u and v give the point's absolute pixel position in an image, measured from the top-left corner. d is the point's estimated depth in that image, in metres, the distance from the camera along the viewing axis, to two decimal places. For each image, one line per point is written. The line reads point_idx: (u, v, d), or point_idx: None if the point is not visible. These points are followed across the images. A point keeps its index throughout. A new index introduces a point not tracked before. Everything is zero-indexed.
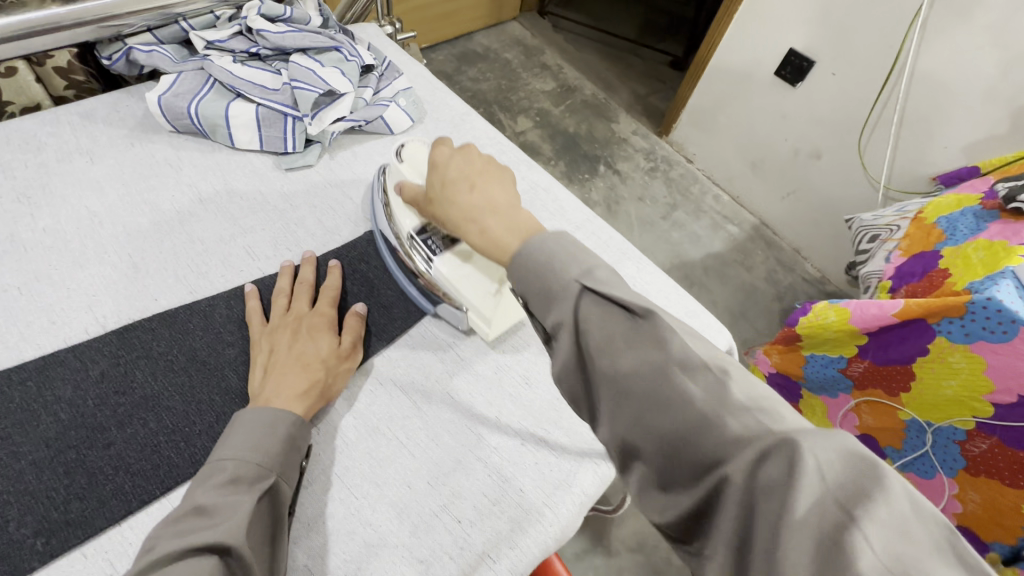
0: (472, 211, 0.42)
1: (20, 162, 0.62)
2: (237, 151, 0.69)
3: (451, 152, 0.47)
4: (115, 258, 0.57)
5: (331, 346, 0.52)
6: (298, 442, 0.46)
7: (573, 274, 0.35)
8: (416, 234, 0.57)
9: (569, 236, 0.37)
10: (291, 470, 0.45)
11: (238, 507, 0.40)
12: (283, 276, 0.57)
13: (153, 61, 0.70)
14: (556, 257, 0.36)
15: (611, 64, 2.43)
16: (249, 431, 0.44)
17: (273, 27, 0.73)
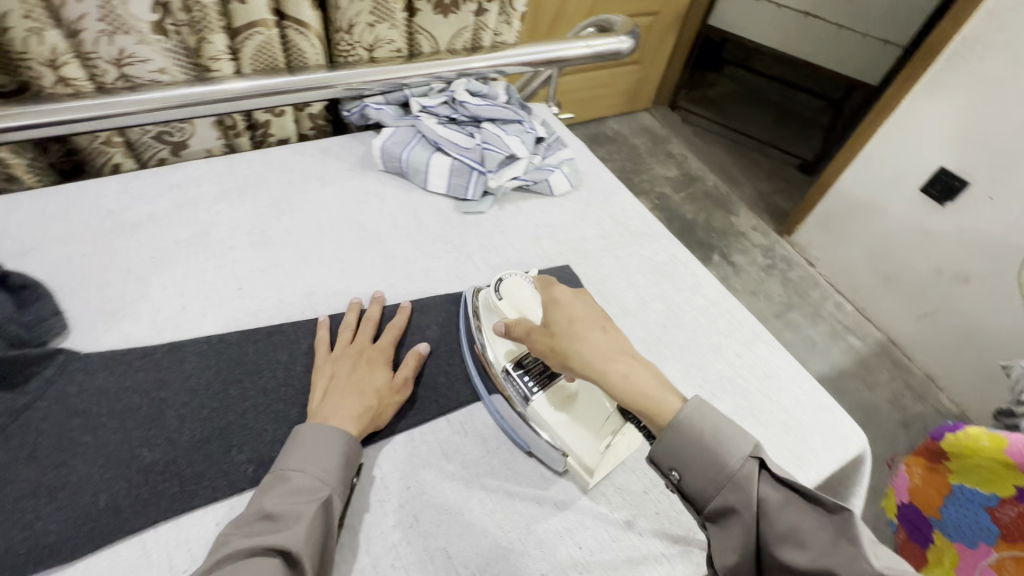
0: (603, 354, 0.50)
1: (275, 179, 0.81)
2: (427, 193, 0.84)
3: (572, 295, 0.56)
4: (329, 260, 0.71)
5: (385, 379, 0.58)
6: (351, 460, 0.51)
7: (742, 456, 0.45)
8: (512, 371, 0.59)
9: (738, 428, 0.46)
10: (344, 485, 0.49)
11: (301, 514, 0.45)
12: (352, 312, 0.64)
13: (379, 116, 0.89)
14: (724, 446, 0.45)
15: (737, 160, 2.49)
16: (311, 446, 0.49)
17: (473, 100, 0.90)
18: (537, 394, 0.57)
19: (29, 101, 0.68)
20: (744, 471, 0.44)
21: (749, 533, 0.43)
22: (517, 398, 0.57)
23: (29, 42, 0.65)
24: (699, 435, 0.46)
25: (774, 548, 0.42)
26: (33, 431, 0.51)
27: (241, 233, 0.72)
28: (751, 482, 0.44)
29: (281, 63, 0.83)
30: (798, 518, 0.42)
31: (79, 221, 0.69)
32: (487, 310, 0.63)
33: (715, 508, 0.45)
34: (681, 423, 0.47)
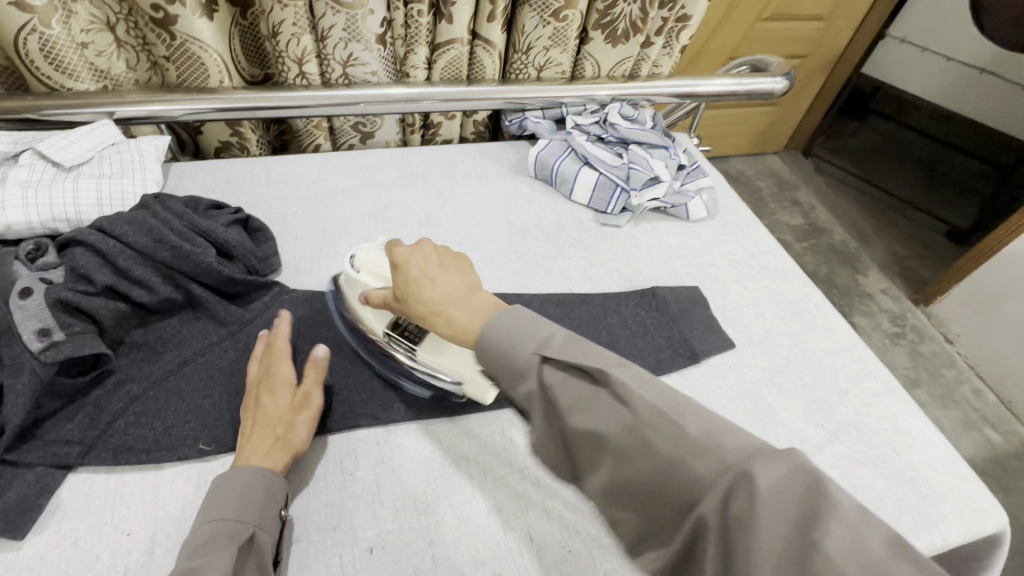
0: (436, 301, 0.50)
1: (442, 172, 0.93)
2: (570, 201, 0.91)
3: (408, 251, 0.54)
4: (481, 247, 0.81)
5: (288, 400, 0.55)
6: (272, 494, 0.49)
7: (533, 348, 0.43)
8: (391, 333, 0.63)
9: (525, 311, 0.45)
10: (267, 521, 0.48)
11: (217, 560, 0.43)
12: (255, 343, 0.60)
13: (537, 129, 0.99)
14: (516, 337, 0.44)
15: (873, 217, 2.32)
16: (224, 492, 0.48)
17: (624, 123, 0.97)
18: (416, 346, 0.62)
19: (277, 88, 0.86)
20: (530, 365, 0.43)
21: (643, 494, 0.39)
22: (404, 351, 0.62)
23: (288, 43, 0.82)
24: (498, 340, 0.44)
25: (673, 503, 0.37)
26: (254, 340, 0.65)
27: (412, 213, 0.85)
28: (533, 369, 0.43)
29: (464, 75, 0.96)
30: (610, 411, 0.40)
31: (293, 186, 0.86)
32: (348, 284, 0.66)
33: (570, 430, 0.42)
34: (486, 330, 0.45)
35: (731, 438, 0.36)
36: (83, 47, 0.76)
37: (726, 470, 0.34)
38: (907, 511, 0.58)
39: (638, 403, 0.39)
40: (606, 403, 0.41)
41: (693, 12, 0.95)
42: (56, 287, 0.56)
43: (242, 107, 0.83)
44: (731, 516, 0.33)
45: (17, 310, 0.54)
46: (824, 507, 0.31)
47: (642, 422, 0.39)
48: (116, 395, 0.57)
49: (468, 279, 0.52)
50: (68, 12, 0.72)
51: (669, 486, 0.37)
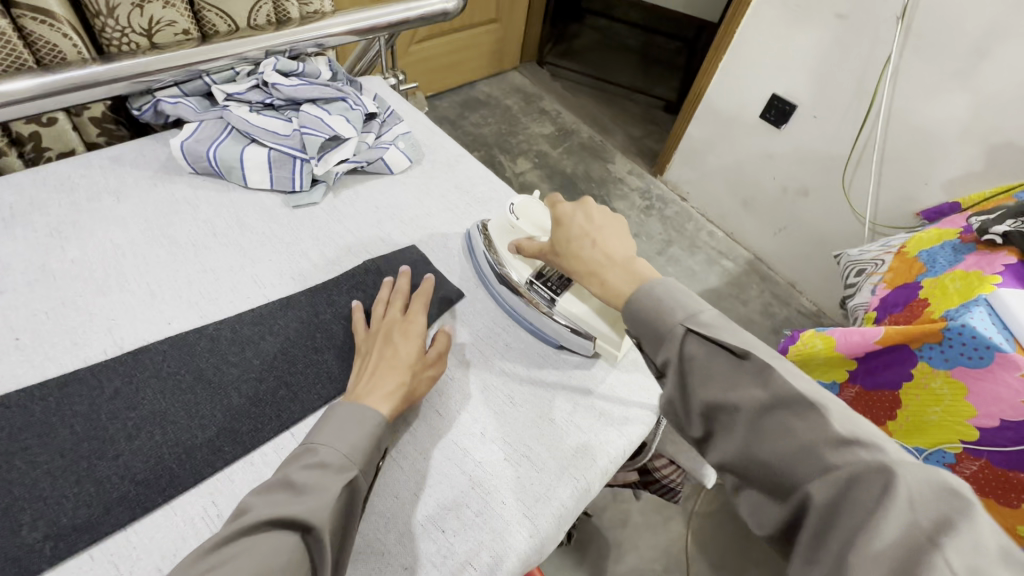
0: (594, 266, 0.53)
1: (55, 201, 0.69)
2: (249, 190, 0.76)
3: (574, 210, 0.58)
4: (135, 286, 0.63)
5: (418, 353, 0.57)
6: (380, 439, 0.50)
7: (680, 319, 0.43)
8: (534, 281, 0.65)
9: (676, 283, 0.47)
10: (371, 466, 0.48)
11: (330, 488, 0.44)
12: (384, 288, 0.64)
13: (177, 111, 0.78)
14: (666, 301, 0.45)
15: (607, 109, 2.56)
16: (348, 417, 0.49)
17: (286, 81, 0.81)
18: (559, 297, 0.63)
19: None
20: (671, 331, 0.43)
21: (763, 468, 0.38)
22: (544, 301, 0.64)
23: None
24: (653, 300, 0.45)
25: (748, 438, 0.38)
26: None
27: (13, 272, 0.61)
28: (676, 338, 0.43)
29: (30, 62, 0.69)
30: (729, 369, 0.40)
31: None
32: (500, 232, 0.68)
33: (661, 360, 0.44)
34: (639, 291, 0.47)
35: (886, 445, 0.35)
36: None
37: (863, 466, 0.33)
38: (633, 392, 0.63)
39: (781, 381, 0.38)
40: (723, 358, 0.41)
41: None
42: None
43: None
44: (850, 509, 0.33)
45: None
46: (961, 526, 0.30)
47: (782, 402, 0.38)
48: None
49: (633, 244, 0.54)
50: None
51: (799, 470, 0.36)
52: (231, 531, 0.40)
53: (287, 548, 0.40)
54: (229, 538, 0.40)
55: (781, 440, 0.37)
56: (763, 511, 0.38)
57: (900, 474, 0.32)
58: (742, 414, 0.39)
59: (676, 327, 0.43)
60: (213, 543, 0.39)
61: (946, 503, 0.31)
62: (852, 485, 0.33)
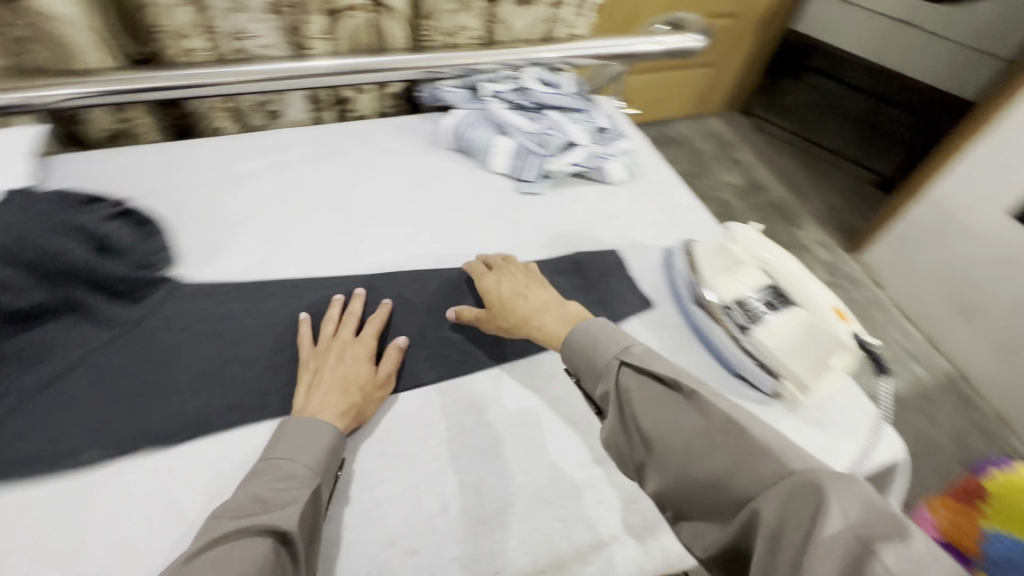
0: (528, 314, 0.63)
1: (356, 149, 0.89)
2: (490, 172, 0.89)
3: (496, 277, 0.68)
4: (397, 225, 0.78)
5: (369, 373, 0.59)
6: (335, 452, 0.52)
7: (613, 353, 0.52)
8: (729, 304, 0.66)
9: (606, 322, 0.57)
10: (329, 474, 0.51)
11: (294, 498, 0.47)
12: (335, 306, 0.65)
13: (452, 99, 0.94)
14: (598, 344, 0.54)
15: (808, 172, 2.39)
16: (295, 436, 0.51)
17: (541, 88, 0.94)
18: (752, 326, 0.64)
19: (162, 67, 0.80)
20: (608, 367, 0.51)
21: (693, 489, 0.42)
22: (735, 326, 0.65)
23: (166, 16, 0.75)
24: (586, 344, 0.54)
25: (683, 464, 0.42)
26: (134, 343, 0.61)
27: (322, 194, 0.81)
28: (611, 373, 0.51)
29: (368, 46, 0.90)
30: (660, 402, 0.46)
31: (191, 172, 0.80)
32: (706, 254, 0.71)
33: (601, 394, 0.51)
34: (582, 343, 0.55)
35: (789, 458, 0.38)
36: None
37: (802, 479, 0.36)
38: (809, 447, 0.61)
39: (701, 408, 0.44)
40: (653, 387, 0.47)
41: None
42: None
43: (119, 91, 0.77)
44: (784, 522, 0.35)
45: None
46: (897, 537, 0.32)
47: (718, 427, 0.42)
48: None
49: (553, 292, 0.66)
50: None
51: (726, 485, 0.40)
52: (202, 544, 0.42)
53: (263, 549, 0.42)
54: (202, 549, 0.42)
55: (704, 459, 0.41)
56: (704, 536, 0.41)
57: (827, 487, 0.35)
58: (687, 438, 0.43)
59: (609, 362, 0.51)
60: (186, 555, 0.41)
61: (883, 521, 0.33)
62: (773, 497, 0.36)
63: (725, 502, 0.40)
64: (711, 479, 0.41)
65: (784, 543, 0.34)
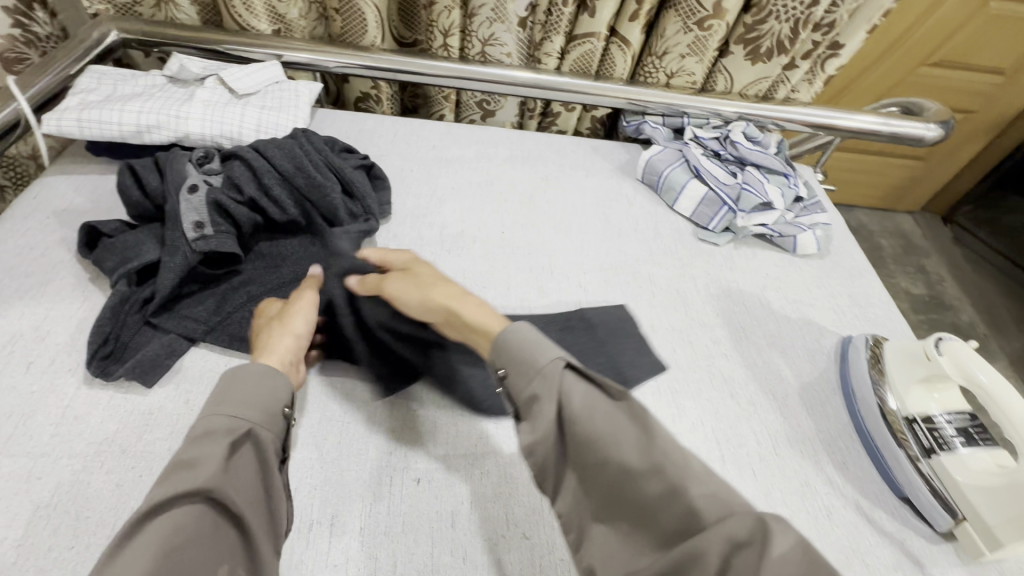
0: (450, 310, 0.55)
1: (552, 159, 0.95)
2: (672, 211, 0.90)
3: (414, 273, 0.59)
4: (574, 236, 0.83)
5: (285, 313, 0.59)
6: (273, 394, 0.49)
7: (549, 357, 0.46)
8: (917, 421, 0.61)
9: (528, 329, 0.49)
10: (270, 422, 0.47)
11: (216, 456, 0.42)
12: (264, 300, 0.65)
13: (652, 134, 0.98)
14: (528, 353, 0.47)
15: (1015, 307, 2.03)
16: (226, 395, 0.47)
17: (745, 144, 0.93)
18: (940, 453, 0.58)
19: (421, 56, 0.94)
20: (548, 370, 0.45)
21: (633, 509, 0.41)
22: (919, 447, 0.60)
23: (440, 15, 0.88)
24: (542, 363, 0.46)
25: (609, 484, 0.42)
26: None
27: (516, 192, 0.88)
28: (550, 376, 0.45)
29: (593, 70, 0.96)
30: (604, 415, 0.43)
31: (415, 146, 0.93)
32: (900, 360, 0.66)
33: (527, 395, 0.45)
34: (510, 364, 0.47)
35: (721, 492, 0.39)
36: None
37: (747, 522, 0.37)
38: None
39: (657, 428, 0.42)
40: (594, 394, 0.44)
41: (847, 43, 0.87)
42: (217, 191, 0.67)
43: (388, 66, 0.93)
44: (733, 563, 0.35)
45: (185, 201, 0.66)
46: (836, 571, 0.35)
47: (652, 455, 0.41)
48: (238, 295, 0.66)
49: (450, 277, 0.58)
50: None
51: (667, 521, 0.39)
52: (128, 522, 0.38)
53: (189, 519, 0.39)
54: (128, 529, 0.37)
55: (619, 480, 0.41)
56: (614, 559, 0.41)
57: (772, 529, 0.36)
58: (610, 457, 0.42)
59: (547, 364, 0.45)
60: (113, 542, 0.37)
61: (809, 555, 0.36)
62: (733, 548, 0.36)
63: (648, 527, 0.40)
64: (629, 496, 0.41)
65: None
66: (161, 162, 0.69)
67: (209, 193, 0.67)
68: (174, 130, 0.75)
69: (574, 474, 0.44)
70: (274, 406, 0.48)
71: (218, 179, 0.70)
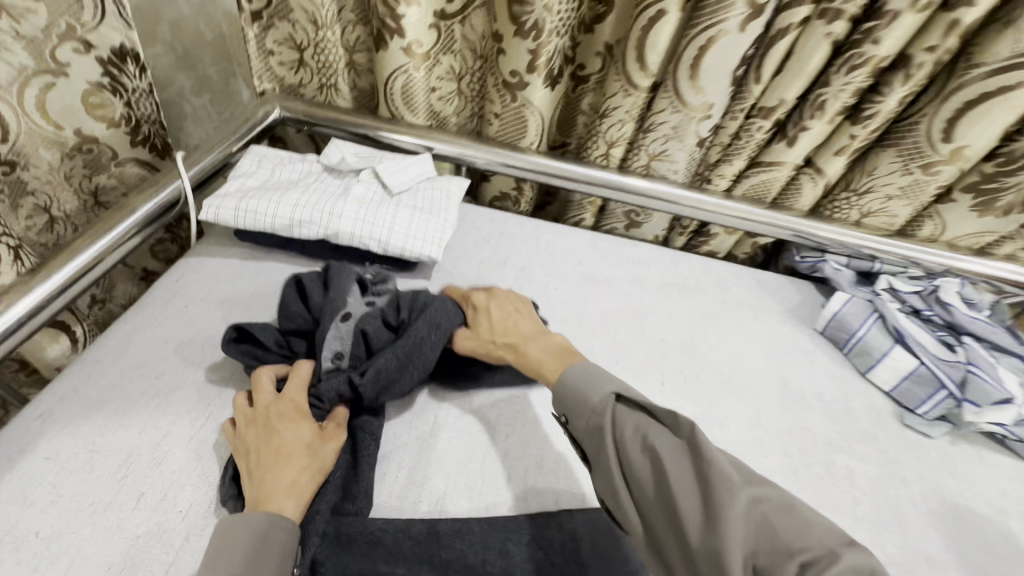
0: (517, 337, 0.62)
1: (711, 291, 0.83)
2: (863, 379, 0.74)
3: (487, 300, 0.67)
4: (747, 400, 0.69)
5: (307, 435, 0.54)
6: (271, 542, 0.45)
7: (608, 390, 0.51)
8: None
9: (597, 367, 0.54)
10: (279, 565, 0.45)
11: None
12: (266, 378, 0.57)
13: (834, 276, 0.83)
14: (588, 383, 0.52)
15: None
16: (236, 549, 0.44)
17: (961, 307, 0.76)
18: None
19: (578, 164, 0.86)
20: (601, 402, 0.50)
21: (701, 531, 0.39)
22: None
23: (610, 127, 0.81)
24: (597, 392, 0.51)
25: (680, 519, 0.41)
26: (479, 416, 0.63)
27: (673, 330, 0.76)
28: (606, 405, 0.50)
29: (770, 197, 0.85)
30: (662, 443, 0.45)
31: (559, 259, 0.84)
32: None
33: (589, 427, 0.50)
34: (567, 385, 0.53)
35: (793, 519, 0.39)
36: (431, 91, 0.90)
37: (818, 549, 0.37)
38: None
39: (705, 446, 0.43)
40: (645, 419, 0.48)
41: None
42: (369, 318, 0.61)
43: (544, 169, 0.87)
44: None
45: (334, 327, 0.60)
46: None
47: (703, 464, 0.42)
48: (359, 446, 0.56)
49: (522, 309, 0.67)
50: (435, 60, 0.85)
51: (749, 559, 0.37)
52: None
53: None
54: None
55: (683, 505, 0.41)
56: None
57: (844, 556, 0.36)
58: (676, 486, 0.42)
59: (604, 397, 0.50)
60: None
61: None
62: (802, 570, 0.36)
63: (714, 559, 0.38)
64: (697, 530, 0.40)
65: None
66: (329, 277, 0.65)
67: (358, 320, 0.61)
68: (325, 227, 0.71)
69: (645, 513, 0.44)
70: (278, 564, 0.45)
71: (379, 302, 0.64)
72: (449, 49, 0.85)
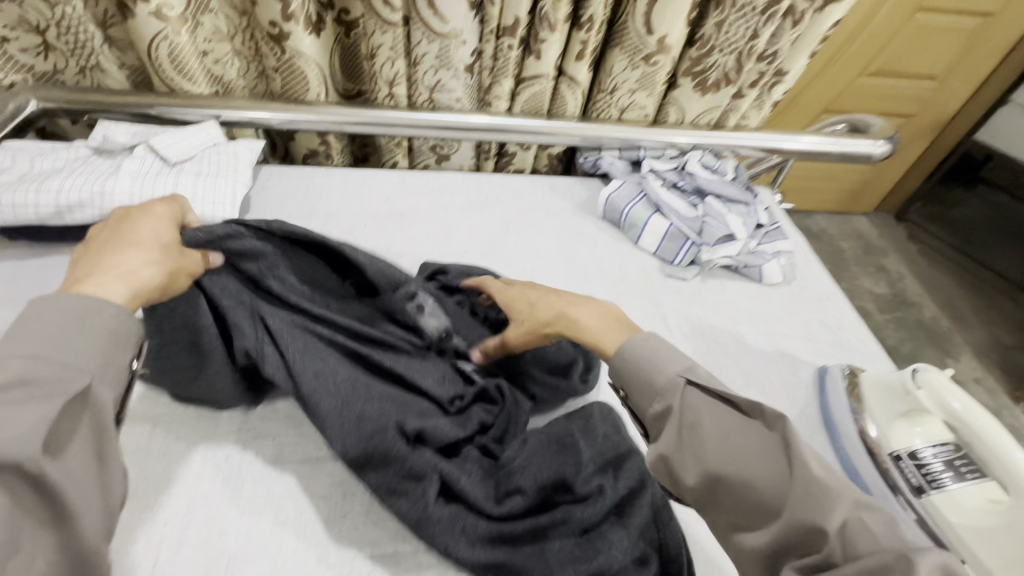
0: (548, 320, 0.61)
1: (510, 202, 0.93)
2: (636, 247, 0.88)
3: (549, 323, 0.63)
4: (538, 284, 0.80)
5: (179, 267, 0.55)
6: (121, 336, 0.44)
7: (677, 371, 0.49)
8: (903, 457, 0.59)
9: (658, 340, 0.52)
10: (109, 369, 0.42)
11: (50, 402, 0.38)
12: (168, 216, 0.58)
13: (610, 169, 0.96)
14: (657, 366, 0.50)
15: (973, 297, 2.11)
16: (58, 317, 0.41)
17: (703, 173, 0.92)
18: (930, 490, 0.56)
19: (367, 107, 0.90)
20: (670, 384, 0.48)
21: (760, 508, 0.42)
22: (907, 484, 0.58)
23: (382, 65, 0.85)
24: (648, 360, 0.50)
25: (750, 497, 0.42)
26: None
27: (475, 241, 0.85)
28: (675, 388, 0.48)
29: (545, 108, 0.94)
30: (730, 425, 0.45)
31: (367, 200, 0.89)
32: (877, 392, 0.64)
33: (657, 408, 0.48)
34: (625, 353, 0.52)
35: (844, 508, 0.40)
36: (203, 55, 0.87)
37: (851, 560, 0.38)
38: None
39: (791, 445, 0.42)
40: (722, 409, 0.46)
41: (790, 69, 0.88)
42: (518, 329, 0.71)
43: (331, 121, 0.88)
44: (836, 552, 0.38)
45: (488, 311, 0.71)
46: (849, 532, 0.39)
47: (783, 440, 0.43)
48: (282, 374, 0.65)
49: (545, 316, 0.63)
50: (196, 23, 0.83)
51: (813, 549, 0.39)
52: None
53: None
54: None
55: (758, 477, 0.42)
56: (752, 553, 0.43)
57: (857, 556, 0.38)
58: (721, 453, 0.44)
59: (674, 379, 0.48)
60: None
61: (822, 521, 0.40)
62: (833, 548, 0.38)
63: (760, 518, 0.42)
64: (787, 534, 0.40)
65: (765, 510, 0.42)
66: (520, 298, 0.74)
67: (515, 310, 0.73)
68: (99, 208, 0.71)
69: (687, 464, 0.45)
70: (110, 342, 0.43)
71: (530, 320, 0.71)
72: (205, 9, 0.83)
